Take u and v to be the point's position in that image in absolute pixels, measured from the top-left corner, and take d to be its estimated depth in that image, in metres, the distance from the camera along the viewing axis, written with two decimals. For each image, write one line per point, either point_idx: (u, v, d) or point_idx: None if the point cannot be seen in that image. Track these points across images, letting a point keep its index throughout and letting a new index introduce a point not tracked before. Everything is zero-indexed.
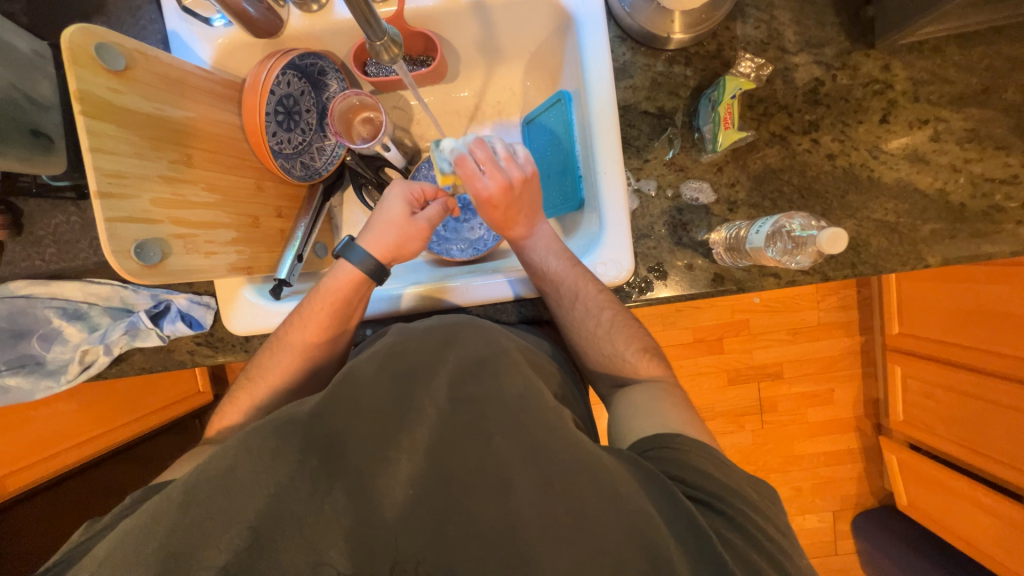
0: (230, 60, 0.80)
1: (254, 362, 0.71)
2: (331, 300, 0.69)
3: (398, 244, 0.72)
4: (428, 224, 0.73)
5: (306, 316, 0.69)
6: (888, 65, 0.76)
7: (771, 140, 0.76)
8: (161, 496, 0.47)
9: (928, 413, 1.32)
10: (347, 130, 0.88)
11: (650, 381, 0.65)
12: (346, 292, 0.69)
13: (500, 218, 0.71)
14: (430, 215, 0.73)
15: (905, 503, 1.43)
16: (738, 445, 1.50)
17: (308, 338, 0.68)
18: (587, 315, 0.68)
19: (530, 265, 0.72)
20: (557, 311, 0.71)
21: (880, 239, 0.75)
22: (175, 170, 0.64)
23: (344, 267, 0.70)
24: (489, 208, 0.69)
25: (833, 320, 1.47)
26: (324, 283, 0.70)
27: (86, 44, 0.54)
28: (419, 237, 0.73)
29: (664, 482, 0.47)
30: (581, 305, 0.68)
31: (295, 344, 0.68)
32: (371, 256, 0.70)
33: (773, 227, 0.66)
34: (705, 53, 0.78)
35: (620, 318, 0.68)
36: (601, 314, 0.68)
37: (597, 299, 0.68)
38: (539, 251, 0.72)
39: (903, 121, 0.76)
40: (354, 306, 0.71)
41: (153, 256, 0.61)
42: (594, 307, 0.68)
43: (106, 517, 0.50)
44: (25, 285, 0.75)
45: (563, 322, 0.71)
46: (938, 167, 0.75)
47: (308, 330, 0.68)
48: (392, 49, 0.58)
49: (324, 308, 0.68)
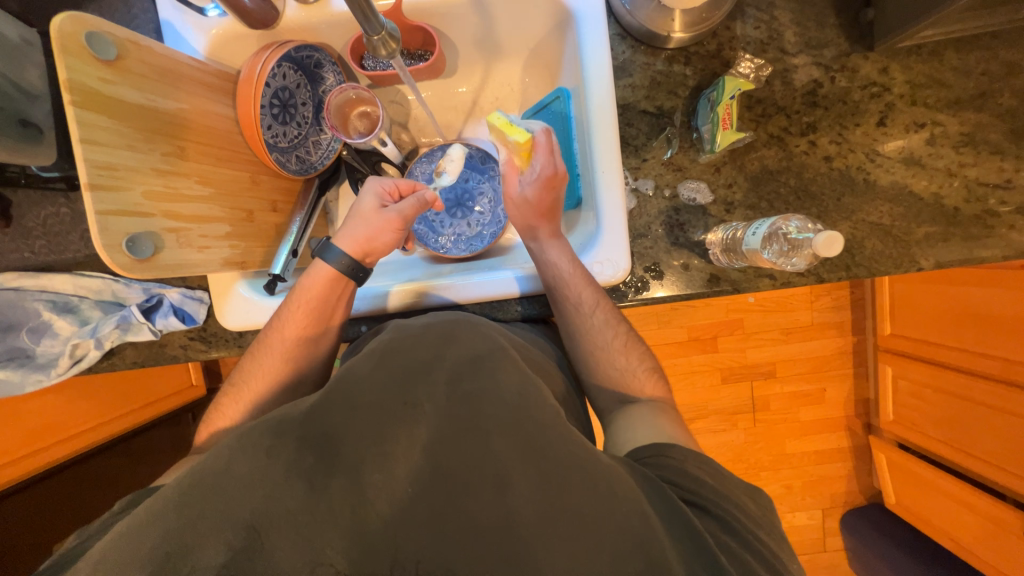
0: (224, 51, 0.79)
1: (238, 369, 0.70)
2: (307, 301, 0.69)
3: (368, 237, 0.71)
4: (399, 216, 0.72)
5: (284, 319, 0.69)
6: (886, 68, 0.76)
7: (769, 141, 0.76)
8: (157, 496, 0.46)
9: (917, 412, 1.34)
10: (343, 124, 0.87)
11: (655, 401, 0.65)
12: (322, 293, 0.69)
13: (543, 203, 0.73)
14: (402, 207, 0.72)
15: (893, 501, 1.46)
16: (730, 443, 1.52)
17: (288, 340, 0.68)
18: (605, 327, 0.69)
19: (558, 263, 0.71)
20: (570, 318, 0.70)
21: (875, 242, 0.75)
22: (168, 162, 0.63)
23: (319, 268, 0.70)
24: (547, 184, 0.71)
25: (826, 320, 1.48)
26: (300, 284, 0.70)
27: (76, 33, 0.53)
28: (389, 229, 0.72)
29: (664, 488, 0.48)
30: (601, 314, 0.69)
31: (276, 347, 0.68)
32: (347, 253, 0.70)
33: (770, 229, 0.66)
34: (705, 52, 0.77)
35: (630, 334, 0.70)
36: (618, 327, 0.69)
37: (614, 313, 0.70)
38: (554, 251, 0.72)
39: (900, 124, 0.76)
40: (332, 305, 0.70)
41: (145, 250, 0.60)
42: (612, 321, 0.69)
43: (98, 524, 0.50)
44: (13, 277, 0.73)
45: (575, 331, 0.70)
46: (933, 170, 0.75)
47: (287, 332, 0.68)
48: (390, 43, 0.58)
49: (302, 311, 0.68)
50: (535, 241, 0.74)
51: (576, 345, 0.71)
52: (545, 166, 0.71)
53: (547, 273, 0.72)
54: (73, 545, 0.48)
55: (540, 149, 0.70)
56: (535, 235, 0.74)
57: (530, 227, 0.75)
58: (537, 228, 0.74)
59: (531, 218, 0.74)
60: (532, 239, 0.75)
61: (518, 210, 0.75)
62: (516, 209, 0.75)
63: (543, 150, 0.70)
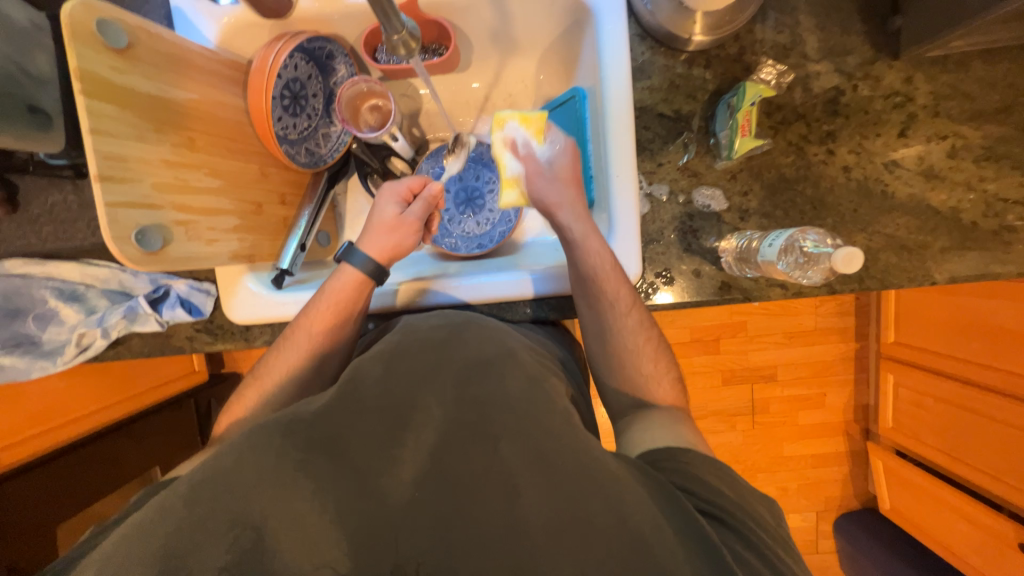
0: (235, 41, 0.78)
1: (260, 362, 0.69)
2: (334, 303, 0.68)
3: (394, 246, 0.72)
4: (419, 222, 0.73)
5: (310, 317, 0.68)
6: (910, 78, 0.74)
7: (787, 149, 0.75)
8: (166, 492, 0.46)
9: (918, 422, 1.33)
10: (354, 117, 0.85)
11: (671, 408, 0.64)
12: (350, 295, 0.69)
13: (573, 173, 0.73)
14: (420, 213, 0.73)
15: (888, 507, 1.47)
16: (728, 444, 1.52)
17: (314, 337, 0.67)
18: (633, 324, 0.67)
19: (603, 249, 0.67)
20: (601, 314, 0.67)
21: (889, 254, 0.74)
22: (177, 153, 0.62)
23: (345, 271, 0.70)
24: (573, 151, 0.74)
25: (829, 326, 1.47)
26: (326, 286, 0.70)
27: (87, 18, 0.51)
28: (412, 236, 0.73)
29: (684, 505, 0.46)
30: (635, 315, 0.67)
31: (302, 344, 0.67)
32: (372, 257, 0.70)
33: (787, 241, 0.66)
34: (726, 56, 0.76)
35: (661, 339, 0.68)
36: (650, 330, 0.68)
37: (645, 313, 0.69)
38: (592, 240, 0.68)
39: (921, 135, 0.75)
40: (358, 307, 0.70)
41: (153, 243, 0.59)
42: (645, 324, 0.68)
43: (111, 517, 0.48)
44: (20, 264, 0.73)
45: (602, 330, 0.68)
46: (952, 183, 0.74)
47: (313, 330, 0.67)
48: (409, 44, 0.56)
49: (329, 308, 0.68)
50: (576, 215, 0.70)
51: (606, 346, 0.68)
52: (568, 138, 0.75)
53: (588, 257, 0.67)
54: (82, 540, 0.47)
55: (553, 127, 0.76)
56: (573, 208, 0.70)
57: (563, 196, 0.71)
58: (574, 199, 0.71)
59: (565, 187, 0.72)
60: (570, 213, 0.70)
61: (546, 185, 0.72)
62: (546, 180, 0.72)
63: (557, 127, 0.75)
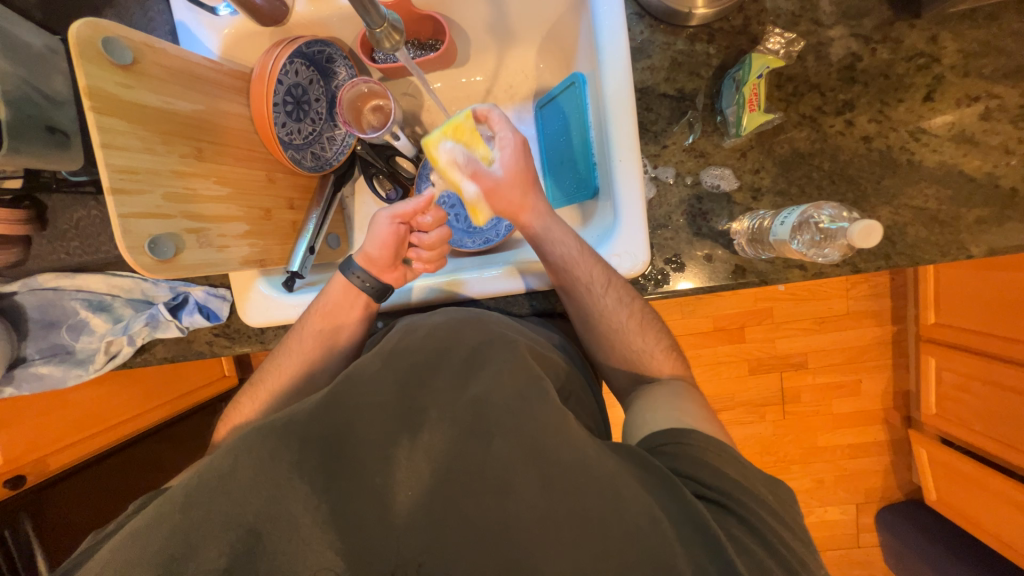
0: (236, 50, 0.80)
1: (258, 372, 0.71)
2: (325, 310, 0.70)
3: (370, 244, 0.69)
4: (392, 217, 0.68)
5: (303, 323, 0.70)
6: (935, 36, 0.69)
7: (800, 122, 0.71)
8: (163, 496, 0.46)
9: (964, 406, 1.25)
10: (357, 119, 0.86)
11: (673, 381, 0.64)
12: (338, 301, 0.70)
13: (528, 172, 0.67)
14: (396, 209, 0.69)
15: (934, 498, 1.38)
16: (760, 436, 1.46)
17: (303, 342, 0.69)
18: (618, 306, 0.65)
19: (565, 242, 0.66)
20: (582, 300, 0.66)
21: (918, 228, 0.69)
22: (186, 164, 0.64)
23: (335, 281, 0.70)
24: (523, 148, 0.67)
25: (864, 309, 1.40)
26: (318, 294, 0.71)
27: (93, 38, 0.53)
28: (384, 230, 0.69)
29: (670, 478, 0.45)
30: (613, 293, 0.65)
31: (294, 350, 0.69)
32: (361, 267, 0.70)
33: (800, 218, 0.63)
34: (730, 29, 0.73)
35: (646, 311, 0.67)
36: (631, 304, 0.66)
37: (627, 296, 0.66)
38: (553, 240, 0.67)
39: (950, 98, 0.69)
40: (347, 313, 0.71)
41: (166, 252, 0.61)
42: (625, 299, 0.66)
43: (109, 526, 0.48)
44: (51, 278, 0.78)
45: (587, 313, 0.67)
46: (988, 148, 0.69)
47: (305, 338, 0.69)
48: (393, 36, 0.56)
49: (320, 315, 0.70)
50: (536, 221, 0.68)
51: (592, 333, 0.68)
52: (513, 130, 0.67)
53: (554, 256, 0.67)
54: (83, 548, 0.47)
55: (498, 117, 0.67)
56: (533, 213, 0.68)
57: (526, 204, 0.67)
58: (530, 203, 0.68)
59: (522, 193, 0.67)
60: (528, 221, 0.68)
61: (506, 195, 0.66)
62: (504, 192, 0.66)
63: (500, 115, 0.67)
